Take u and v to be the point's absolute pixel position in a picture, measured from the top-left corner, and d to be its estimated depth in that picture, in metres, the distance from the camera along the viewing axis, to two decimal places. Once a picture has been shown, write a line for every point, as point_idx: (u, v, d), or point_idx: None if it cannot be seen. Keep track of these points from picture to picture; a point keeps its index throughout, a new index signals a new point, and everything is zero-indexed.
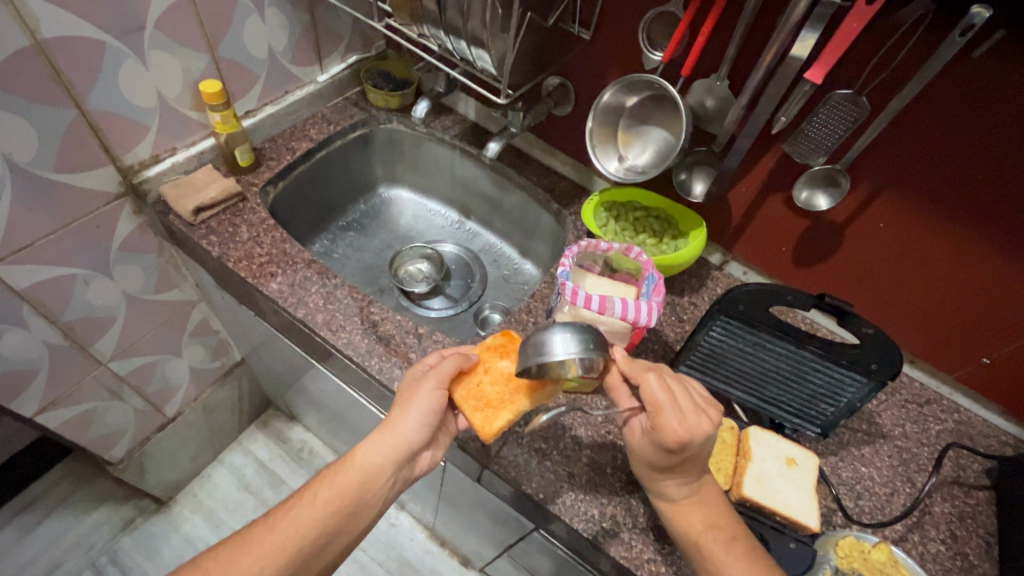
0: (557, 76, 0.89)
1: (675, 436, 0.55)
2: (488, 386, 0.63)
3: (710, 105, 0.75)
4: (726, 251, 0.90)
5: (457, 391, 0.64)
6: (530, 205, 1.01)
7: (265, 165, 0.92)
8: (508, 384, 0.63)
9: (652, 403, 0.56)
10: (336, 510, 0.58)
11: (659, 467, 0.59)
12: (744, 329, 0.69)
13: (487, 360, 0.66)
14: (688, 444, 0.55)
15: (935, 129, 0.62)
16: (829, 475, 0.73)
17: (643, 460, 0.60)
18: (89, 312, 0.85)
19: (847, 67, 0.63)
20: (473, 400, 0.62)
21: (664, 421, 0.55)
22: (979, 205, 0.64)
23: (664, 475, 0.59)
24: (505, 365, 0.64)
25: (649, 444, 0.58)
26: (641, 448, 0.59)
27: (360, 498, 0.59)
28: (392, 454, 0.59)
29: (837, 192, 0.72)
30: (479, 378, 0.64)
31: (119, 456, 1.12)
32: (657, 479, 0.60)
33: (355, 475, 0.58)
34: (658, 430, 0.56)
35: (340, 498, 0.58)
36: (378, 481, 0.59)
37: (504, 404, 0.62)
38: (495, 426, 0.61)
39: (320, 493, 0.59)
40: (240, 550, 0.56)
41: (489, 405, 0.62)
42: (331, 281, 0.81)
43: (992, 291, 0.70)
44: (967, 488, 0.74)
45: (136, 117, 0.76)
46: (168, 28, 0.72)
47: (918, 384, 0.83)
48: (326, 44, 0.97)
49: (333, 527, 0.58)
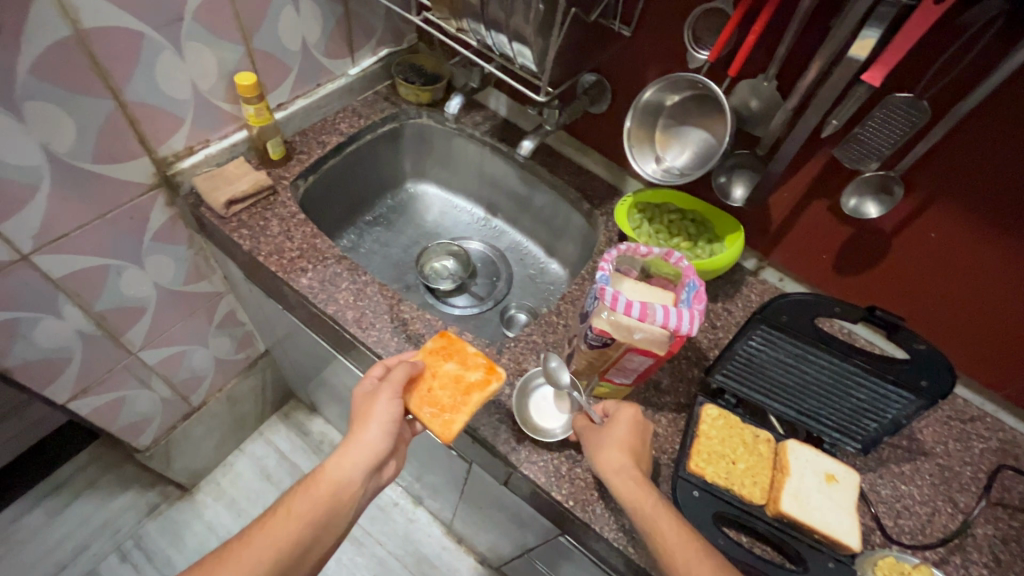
0: (593, 72, 0.87)
1: (633, 420, 0.64)
2: (439, 391, 0.65)
3: (754, 106, 0.73)
4: (763, 257, 0.87)
5: (411, 400, 0.65)
6: (560, 203, 0.99)
7: (296, 159, 0.92)
8: (456, 386, 0.66)
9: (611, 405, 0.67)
10: (312, 521, 0.59)
11: (625, 467, 0.59)
12: (784, 340, 0.67)
13: (432, 364, 0.68)
14: (643, 435, 0.64)
15: (1001, 137, 0.59)
16: (867, 493, 0.71)
17: (607, 461, 0.60)
18: (122, 302, 0.86)
19: (908, 68, 0.60)
20: (427, 408, 0.65)
21: (624, 410, 0.65)
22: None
23: (629, 477, 0.59)
24: (450, 367, 0.67)
25: (612, 437, 0.62)
26: (602, 446, 0.62)
27: (334, 508, 0.61)
28: (361, 464, 0.62)
29: (888, 201, 0.69)
30: (423, 382, 0.66)
31: (146, 442, 1.14)
32: (624, 482, 0.59)
33: (329, 485, 0.61)
34: (622, 418, 0.64)
35: (316, 510, 0.60)
36: (350, 489, 0.61)
37: (457, 406, 0.65)
38: (454, 429, 0.63)
39: (294, 506, 0.60)
40: (217, 565, 0.55)
41: (444, 410, 0.64)
42: (360, 278, 0.80)
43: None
44: (1012, 510, 0.71)
45: (172, 109, 0.76)
46: (205, 20, 0.72)
47: (961, 401, 0.80)
48: (358, 37, 0.96)
49: (308, 539, 0.58)
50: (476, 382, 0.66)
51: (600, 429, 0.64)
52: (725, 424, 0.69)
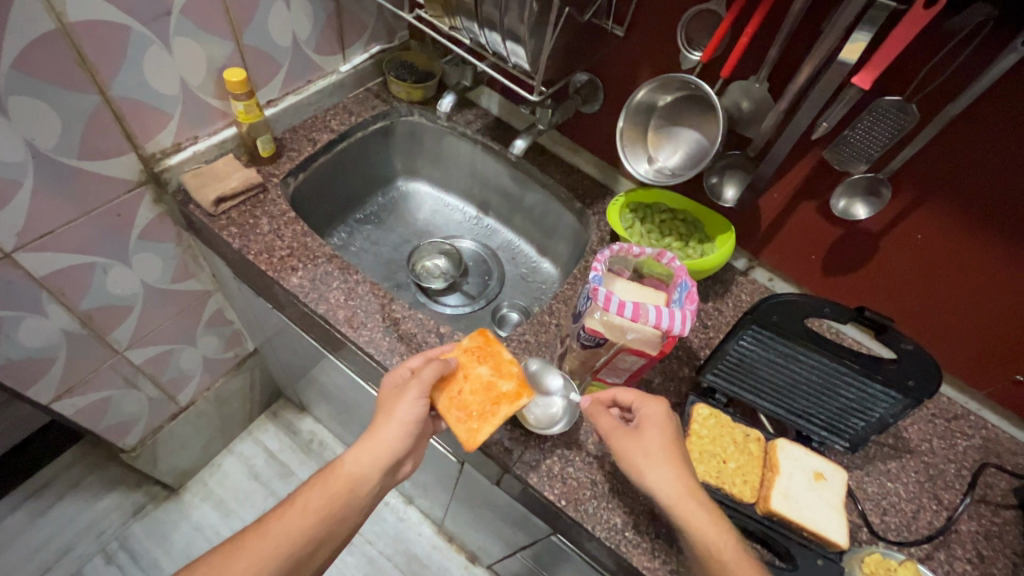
0: (585, 73, 0.87)
1: (662, 416, 0.61)
2: (469, 395, 0.65)
3: (745, 107, 0.73)
4: (753, 257, 0.88)
5: (440, 400, 0.65)
6: (552, 202, 0.99)
7: (286, 156, 0.91)
8: (486, 393, 0.65)
9: (635, 397, 0.63)
10: (327, 516, 0.59)
11: (678, 482, 0.56)
12: (774, 339, 0.68)
13: (465, 365, 0.67)
14: (674, 430, 0.61)
15: (989, 142, 0.60)
16: (855, 490, 0.72)
17: (658, 476, 0.57)
18: (108, 301, 0.84)
19: (897, 71, 0.61)
20: (456, 412, 0.64)
21: (650, 405, 0.61)
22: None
23: (683, 494, 0.56)
24: (483, 372, 0.66)
25: (655, 446, 0.58)
26: (649, 458, 0.58)
27: (347, 503, 0.60)
28: (379, 462, 0.61)
29: (877, 202, 0.70)
30: (455, 385, 0.65)
31: (132, 443, 1.12)
32: (679, 499, 0.56)
33: (345, 480, 0.60)
34: (656, 418, 0.60)
35: (329, 504, 0.60)
36: (364, 487, 0.61)
37: (485, 415, 0.63)
38: (480, 438, 0.62)
39: (310, 500, 0.60)
40: (233, 553, 0.56)
41: (472, 416, 0.63)
42: (352, 277, 0.80)
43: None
44: (994, 507, 0.73)
45: (159, 105, 0.75)
46: (194, 14, 0.71)
47: (946, 400, 0.82)
48: (349, 34, 0.95)
49: (321, 533, 0.59)
50: (507, 393, 0.64)
51: (636, 435, 0.59)
52: (716, 423, 0.69)
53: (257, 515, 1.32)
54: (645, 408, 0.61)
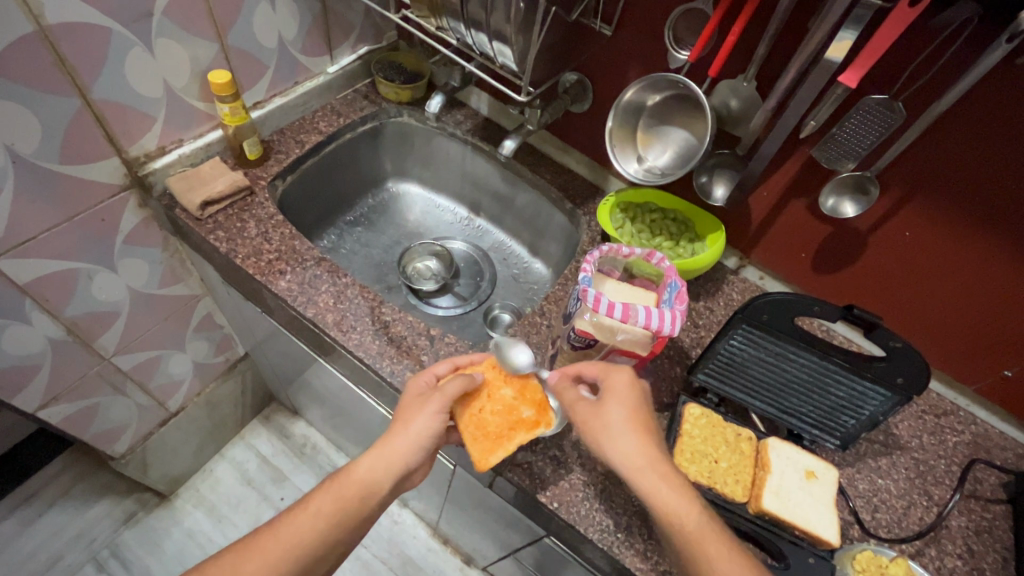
0: (574, 72, 0.87)
1: (627, 386, 0.59)
2: (489, 416, 0.65)
3: (733, 106, 0.73)
4: (743, 255, 0.88)
5: (460, 416, 0.65)
6: (543, 203, 0.99)
7: (273, 159, 0.90)
8: (507, 417, 0.65)
9: (599, 368, 0.61)
10: (337, 522, 0.58)
11: (642, 454, 0.55)
12: (765, 338, 0.67)
13: (491, 383, 0.67)
14: (640, 398, 0.59)
15: (975, 139, 0.60)
16: (846, 488, 0.72)
17: (621, 448, 0.56)
18: (94, 307, 0.83)
19: (883, 69, 0.61)
20: (472, 429, 0.64)
21: (613, 375, 0.60)
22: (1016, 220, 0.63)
23: (645, 466, 0.55)
24: (507, 394, 0.66)
25: (617, 418, 0.57)
26: (611, 431, 0.57)
27: (359, 511, 0.60)
28: (391, 471, 0.60)
29: (864, 201, 0.70)
30: (478, 402, 0.65)
31: (121, 450, 1.11)
32: (641, 471, 0.55)
33: (358, 486, 0.60)
34: (620, 388, 0.59)
35: (341, 510, 0.59)
36: (377, 494, 0.60)
37: (501, 439, 0.64)
38: (491, 461, 0.63)
39: (322, 505, 0.59)
40: (245, 555, 0.56)
41: (487, 437, 0.64)
42: (341, 280, 0.79)
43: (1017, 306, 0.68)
44: (983, 501, 0.73)
45: (142, 108, 0.74)
46: (176, 15, 0.70)
47: (936, 396, 0.82)
48: (336, 34, 0.94)
49: (333, 538, 0.58)
50: (527, 420, 0.64)
51: (597, 409, 0.58)
52: (707, 422, 0.69)
53: (250, 520, 1.31)
54: (609, 379, 0.60)
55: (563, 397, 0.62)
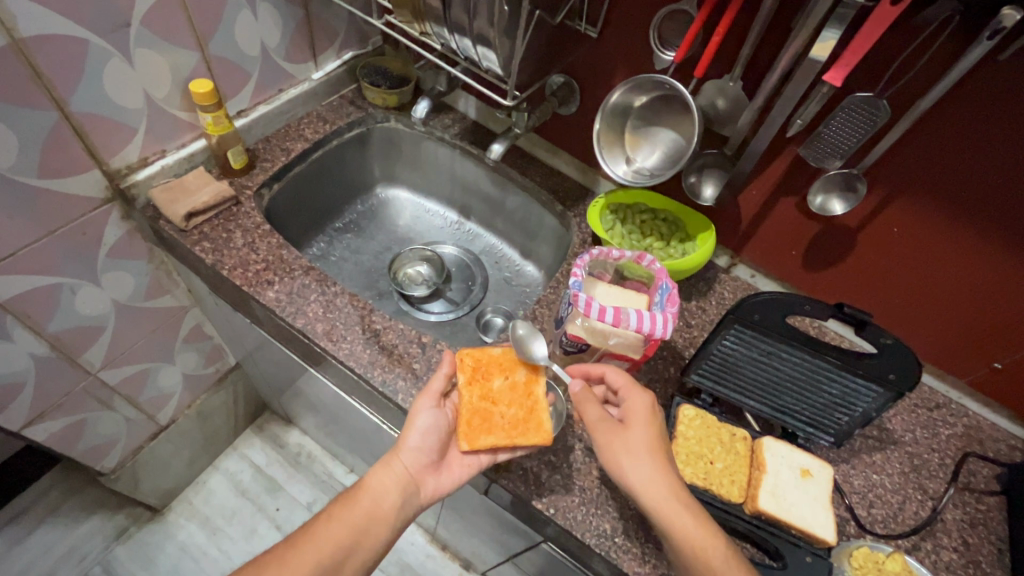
0: (561, 74, 0.86)
1: (645, 413, 0.60)
2: (507, 408, 0.65)
3: (720, 105, 0.73)
4: (734, 254, 0.88)
5: (492, 435, 0.63)
6: (533, 205, 0.98)
7: (259, 167, 0.89)
8: (516, 393, 0.66)
9: (623, 383, 0.61)
10: (352, 526, 0.60)
11: (661, 478, 0.56)
12: (758, 338, 0.67)
13: (479, 392, 0.66)
14: (659, 424, 0.60)
15: (960, 134, 0.61)
16: (841, 484, 0.72)
17: (640, 471, 0.56)
18: (77, 322, 0.82)
19: (868, 67, 0.61)
20: (514, 429, 0.63)
21: (635, 397, 0.61)
22: (1009, 214, 0.62)
23: (666, 491, 0.55)
24: (500, 383, 0.66)
25: (639, 441, 0.58)
26: (634, 455, 0.57)
27: (373, 518, 0.61)
28: (396, 476, 0.63)
29: (853, 198, 0.71)
30: (490, 413, 0.65)
31: (110, 465, 1.10)
32: (665, 501, 0.55)
33: (368, 495, 0.62)
34: (640, 409, 0.60)
35: (356, 517, 0.61)
36: (388, 499, 0.62)
37: (533, 409, 0.65)
38: (548, 426, 0.63)
39: (337, 513, 0.61)
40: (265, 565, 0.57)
41: (528, 420, 0.64)
42: (330, 289, 0.78)
43: (1014, 299, 0.68)
44: (977, 494, 0.74)
45: (123, 119, 0.72)
46: (156, 25, 0.69)
47: (927, 389, 0.82)
48: (321, 40, 0.94)
49: (349, 542, 0.59)
50: (529, 379, 0.67)
51: (621, 430, 0.58)
52: (702, 424, 0.69)
53: (245, 531, 1.29)
54: (631, 398, 0.61)
55: (586, 415, 0.60)
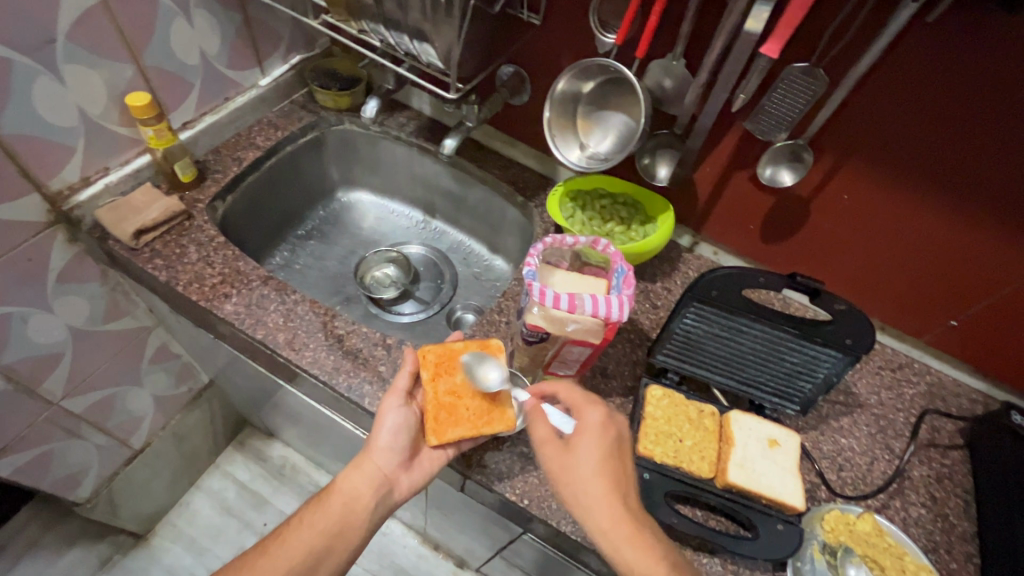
0: (511, 64, 0.85)
1: (598, 434, 0.59)
2: (470, 400, 0.64)
3: (668, 86, 0.73)
4: (696, 232, 0.89)
5: (460, 429, 0.62)
6: (494, 198, 0.98)
7: (210, 179, 0.87)
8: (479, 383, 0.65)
9: (576, 399, 0.62)
10: (324, 531, 0.60)
11: (610, 503, 0.56)
12: (716, 314, 0.67)
13: (442, 386, 0.64)
14: (612, 443, 0.59)
15: (897, 98, 0.62)
16: (811, 450, 0.73)
17: (588, 493, 0.56)
18: (32, 351, 0.79)
19: (804, 37, 0.62)
20: (479, 421, 0.63)
21: (585, 416, 0.60)
22: (973, 172, 0.63)
23: (614, 516, 0.55)
24: (463, 376, 0.65)
25: (589, 464, 0.57)
26: (581, 474, 0.57)
27: (344, 521, 0.62)
28: (368, 478, 0.63)
29: (800, 167, 0.71)
30: (454, 406, 0.63)
31: (85, 494, 1.07)
32: (610, 525, 0.55)
33: (339, 499, 0.62)
34: (592, 429, 0.59)
35: (326, 521, 0.61)
36: (361, 503, 0.62)
37: (496, 398, 0.64)
38: (513, 414, 0.64)
39: (308, 517, 0.62)
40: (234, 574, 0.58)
41: (492, 410, 0.63)
42: (290, 298, 0.77)
43: (996, 257, 0.68)
44: (942, 449, 0.76)
45: (59, 139, 0.70)
46: (83, 39, 0.66)
47: (890, 350, 0.84)
48: (264, 45, 0.92)
49: (320, 549, 0.60)
50: (491, 369, 0.66)
51: (568, 453, 0.58)
52: (670, 402, 0.70)
53: (233, 550, 1.28)
54: (584, 417, 0.60)
55: (534, 431, 0.60)
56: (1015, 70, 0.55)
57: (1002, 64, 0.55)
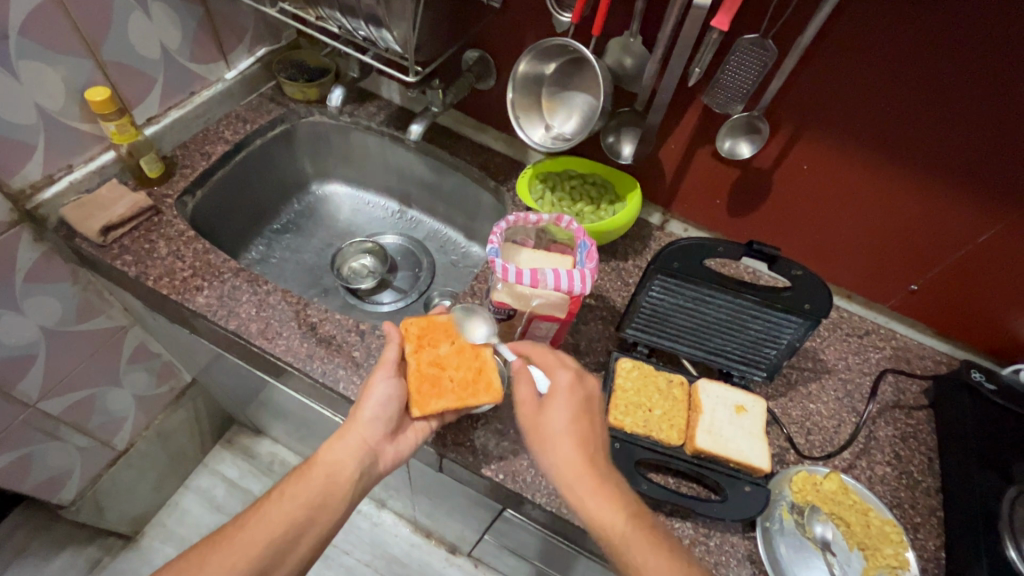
0: (475, 49, 0.86)
1: (567, 394, 0.60)
2: (454, 371, 0.65)
3: (628, 64, 0.74)
4: (665, 210, 0.90)
5: (444, 399, 0.63)
6: (467, 184, 0.98)
7: (179, 174, 0.87)
8: (462, 354, 0.66)
9: (548, 361, 0.63)
10: (305, 502, 0.60)
11: (578, 458, 0.57)
12: (679, 286, 0.69)
13: (425, 357, 0.66)
14: (583, 402, 0.60)
15: (847, 67, 0.63)
16: (780, 416, 0.75)
17: (557, 451, 0.57)
18: (4, 353, 0.79)
19: (753, 9, 0.63)
20: (464, 391, 0.64)
21: (556, 376, 0.61)
22: (927, 136, 0.64)
23: (582, 471, 0.56)
24: (447, 348, 0.67)
25: (559, 422, 0.58)
26: (552, 433, 0.58)
27: (327, 493, 0.61)
28: (353, 448, 0.62)
29: (758, 139, 0.73)
30: (438, 377, 0.65)
31: (69, 496, 1.07)
32: (577, 479, 0.56)
33: (321, 470, 0.61)
34: (563, 388, 0.60)
35: (308, 492, 0.60)
36: (345, 473, 0.61)
37: (480, 368, 0.66)
38: (498, 383, 0.65)
39: (290, 489, 0.60)
40: (214, 547, 0.57)
41: (476, 379, 0.65)
42: (262, 288, 0.77)
43: (958, 217, 0.69)
44: (907, 410, 0.78)
45: (18, 137, 0.70)
46: (37, 34, 0.66)
47: (857, 317, 0.86)
48: (228, 38, 0.91)
49: (303, 519, 0.59)
50: (474, 341, 0.67)
51: (541, 411, 0.60)
52: (640, 374, 0.71)
53: None
54: (556, 377, 0.61)
55: (516, 391, 0.62)
56: (955, 34, 0.57)
57: (943, 29, 0.57)
